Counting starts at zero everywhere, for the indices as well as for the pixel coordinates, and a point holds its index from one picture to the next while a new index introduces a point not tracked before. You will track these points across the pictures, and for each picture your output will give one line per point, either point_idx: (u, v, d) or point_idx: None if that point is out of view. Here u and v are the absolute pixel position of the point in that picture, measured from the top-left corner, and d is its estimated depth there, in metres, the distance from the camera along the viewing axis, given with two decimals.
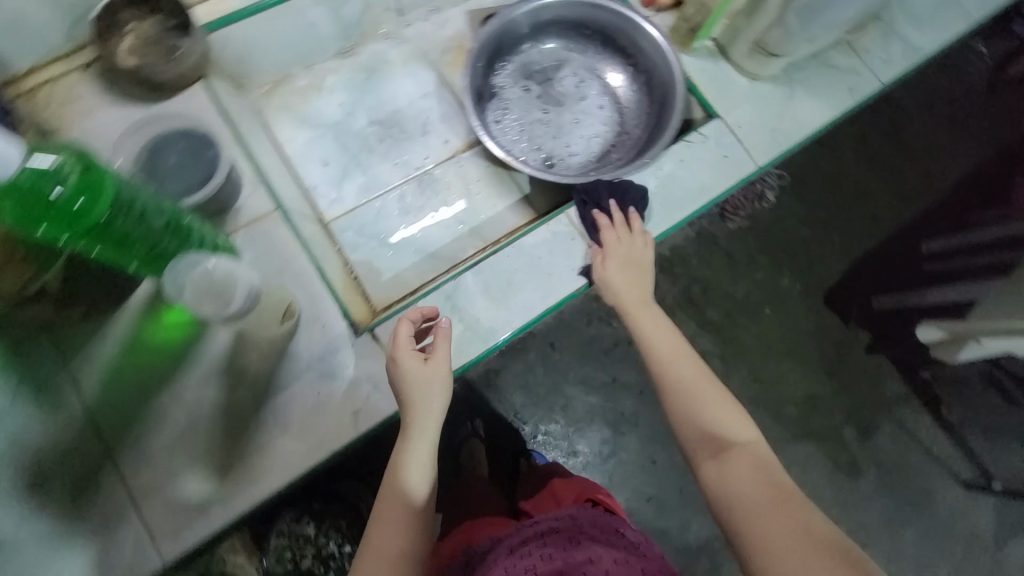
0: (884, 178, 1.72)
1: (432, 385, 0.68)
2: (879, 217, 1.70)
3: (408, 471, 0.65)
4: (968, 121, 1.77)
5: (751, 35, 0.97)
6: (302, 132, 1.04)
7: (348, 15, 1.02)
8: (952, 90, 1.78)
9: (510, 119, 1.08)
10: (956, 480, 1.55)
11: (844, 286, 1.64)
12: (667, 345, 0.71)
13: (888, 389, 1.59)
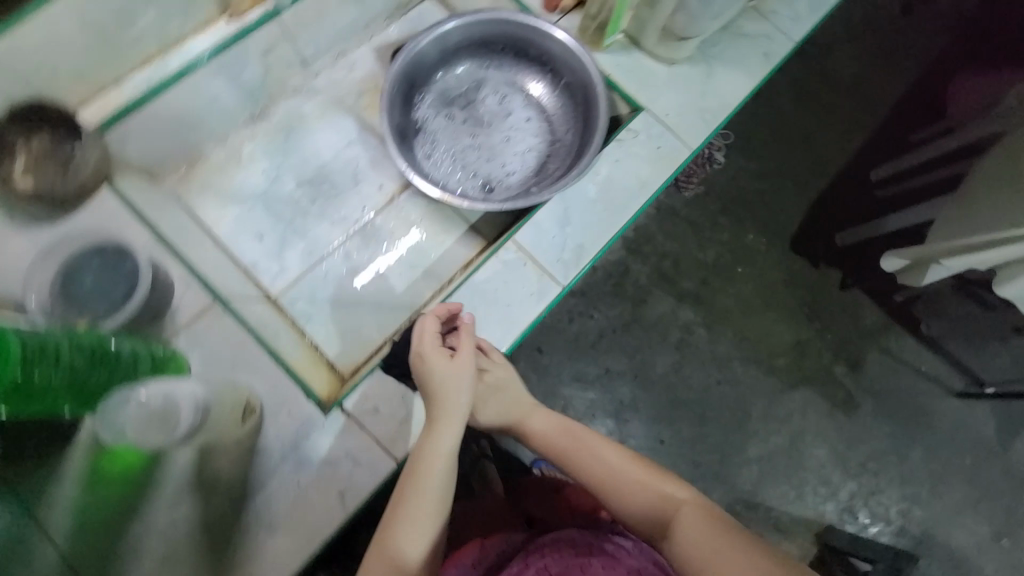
0: (822, 117, 1.76)
1: (460, 379, 0.71)
2: (825, 156, 1.73)
3: (431, 467, 0.66)
4: (894, 45, 1.81)
5: (658, 22, 0.96)
6: (231, 209, 1.00)
7: (250, 78, 0.98)
8: (868, 22, 1.82)
9: (440, 151, 1.06)
10: (951, 393, 1.58)
11: (805, 231, 1.66)
12: (576, 442, 0.72)
13: (869, 320, 1.62)
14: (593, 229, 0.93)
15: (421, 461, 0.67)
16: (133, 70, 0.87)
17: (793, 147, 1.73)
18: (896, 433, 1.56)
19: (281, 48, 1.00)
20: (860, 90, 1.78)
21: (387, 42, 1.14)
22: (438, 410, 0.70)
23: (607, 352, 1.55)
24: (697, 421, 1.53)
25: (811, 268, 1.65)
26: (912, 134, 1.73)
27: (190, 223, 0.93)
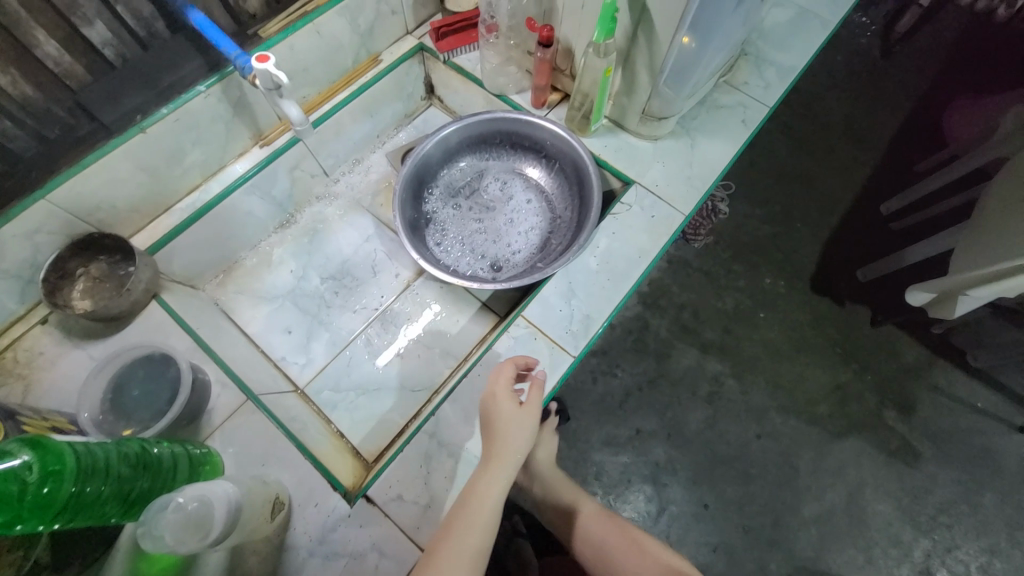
0: (819, 160, 1.81)
1: (523, 428, 0.80)
2: (828, 197, 1.76)
3: (483, 502, 0.74)
4: (879, 85, 1.90)
5: (636, 107, 1.06)
6: (262, 308, 1.09)
7: (279, 191, 1.13)
8: (848, 69, 1.93)
9: (450, 239, 1.15)
10: (1014, 429, 1.47)
11: (823, 272, 1.66)
12: (598, 522, 1.02)
13: (909, 356, 1.56)
14: (598, 300, 0.97)
15: (477, 492, 0.74)
16: (180, 197, 1.02)
17: (796, 191, 1.77)
18: (963, 477, 1.44)
19: (304, 163, 1.15)
20: (853, 130, 1.84)
21: (397, 146, 1.31)
22: (499, 451, 0.78)
23: (637, 411, 1.51)
24: (742, 479, 1.44)
25: (837, 306, 1.62)
26: (912, 166, 1.76)
27: (226, 323, 1.02)
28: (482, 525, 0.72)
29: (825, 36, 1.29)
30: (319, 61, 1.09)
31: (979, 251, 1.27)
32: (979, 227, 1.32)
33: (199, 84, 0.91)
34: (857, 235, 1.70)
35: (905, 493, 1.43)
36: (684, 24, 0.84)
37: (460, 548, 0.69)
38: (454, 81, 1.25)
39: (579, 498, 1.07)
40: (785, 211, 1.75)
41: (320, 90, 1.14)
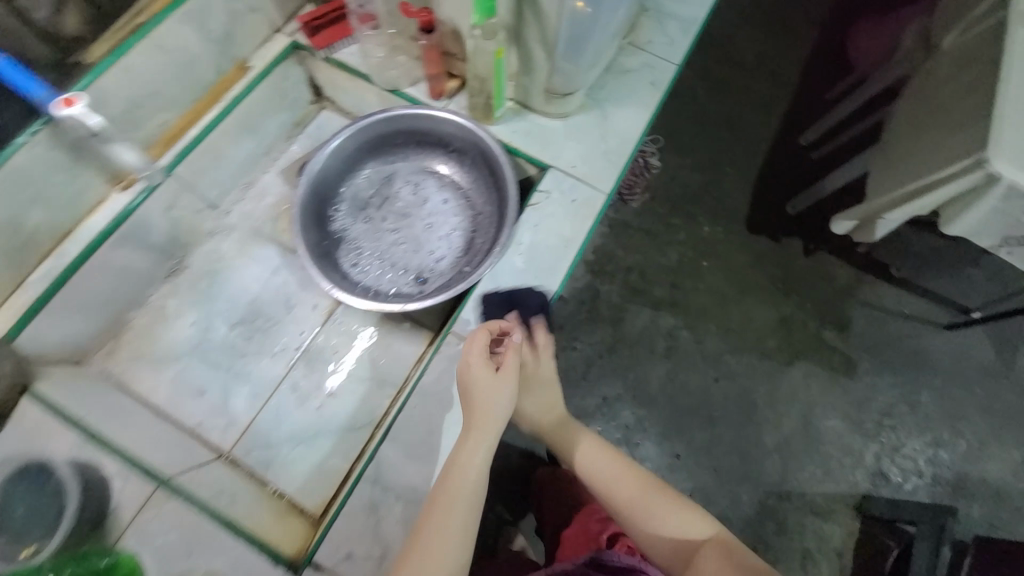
0: (739, 101, 1.81)
1: (500, 395, 0.76)
2: (751, 139, 1.77)
3: (464, 474, 0.71)
4: (785, 18, 1.89)
5: (539, 86, 0.98)
6: (166, 371, 0.97)
7: (159, 236, 0.99)
8: (752, 7, 1.92)
9: (366, 257, 1.06)
10: (941, 328, 1.57)
11: (755, 214, 1.69)
12: (612, 473, 0.83)
13: (841, 279, 1.63)
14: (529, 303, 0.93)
15: (457, 466, 0.72)
16: (33, 268, 0.87)
17: (720, 136, 1.77)
18: (901, 381, 1.54)
19: (183, 199, 1.01)
20: (767, 67, 1.84)
21: (291, 160, 1.17)
22: (477, 420, 0.75)
23: (600, 381, 1.51)
24: (708, 425, 1.49)
25: (773, 243, 1.66)
26: (824, 95, 1.80)
27: (124, 401, 0.91)
28: (460, 503, 0.68)
29: None
30: (171, 80, 0.93)
31: (894, 172, 1.29)
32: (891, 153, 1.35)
33: (20, 134, 0.76)
34: (781, 172, 1.73)
35: (851, 405, 1.52)
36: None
37: (436, 530, 0.66)
38: (340, 80, 1.12)
39: (585, 444, 0.88)
40: (711, 159, 1.75)
41: (182, 112, 0.99)
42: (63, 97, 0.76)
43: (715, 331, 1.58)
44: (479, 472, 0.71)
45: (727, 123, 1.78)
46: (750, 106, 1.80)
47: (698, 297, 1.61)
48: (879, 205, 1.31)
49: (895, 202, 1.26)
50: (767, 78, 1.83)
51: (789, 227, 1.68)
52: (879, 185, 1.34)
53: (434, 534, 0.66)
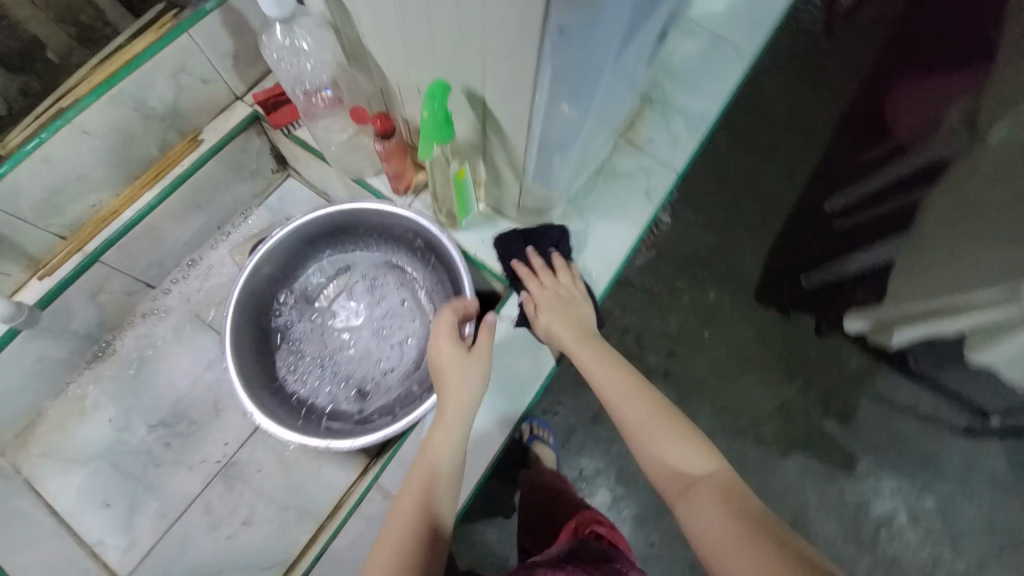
0: (764, 157, 1.61)
1: (472, 375, 0.74)
2: (770, 200, 1.57)
3: (437, 451, 0.69)
4: (820, 70, 1.67)
5: (511, 199, 0.87)
6: (74, 475, 0.90)
7: (81, 322, 0.91)
8: (789, 55, 1.69)
9: (307, 361, 0.96)
10: (956, 432, 1.39)
11: (766, 283, 1.51)
12: (620, 389, 0.72)
13: (853, 365, 1.45)
14: (478, 454, 0.86)
15: (431, 444, 0.69)
16: None
17: (736, 198, 1.58)
18: (908, 489, 1.36)
19: (113, 283, 0.93)
20: (796, 125, 1.63)
21: (246, 235, 1.08)
22: (451, 397, 0.72)
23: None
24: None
25: (779, 317, 1.49)
26: (859, 157, 1.59)
27: (26, 508, 0.85)
28: (430, 488, 0.66)
29: (741, 71, 1.10)
30: (102, 163, 0.85)
31: (916, 277, 1.18)
32: (913, 257, 1.22)
33: None
34: (800, 237, 1.55)
35: (847, 515, 1.35)
36: (536, 111, 0.61)
37: (401, 515, 0.64)
38: (302, 155, 1.02)
39: (600, 355, 0.77)
40: (725, 220, 1.56)
41: (117, 191, 0.90)
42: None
43: (706, 416, 1.42)
44: (452, 452, 0.69)
45: (747, 183, 1.59)
46: (775, 162, 1.60)
47: (691, 373, 1.44)
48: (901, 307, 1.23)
49: (914, 313, 1.18)
50: (801, 131, 1.62)
51: (801, 297, 1.50)
52: (900, 291, 1.25)
53: (400, 521, 0.63)
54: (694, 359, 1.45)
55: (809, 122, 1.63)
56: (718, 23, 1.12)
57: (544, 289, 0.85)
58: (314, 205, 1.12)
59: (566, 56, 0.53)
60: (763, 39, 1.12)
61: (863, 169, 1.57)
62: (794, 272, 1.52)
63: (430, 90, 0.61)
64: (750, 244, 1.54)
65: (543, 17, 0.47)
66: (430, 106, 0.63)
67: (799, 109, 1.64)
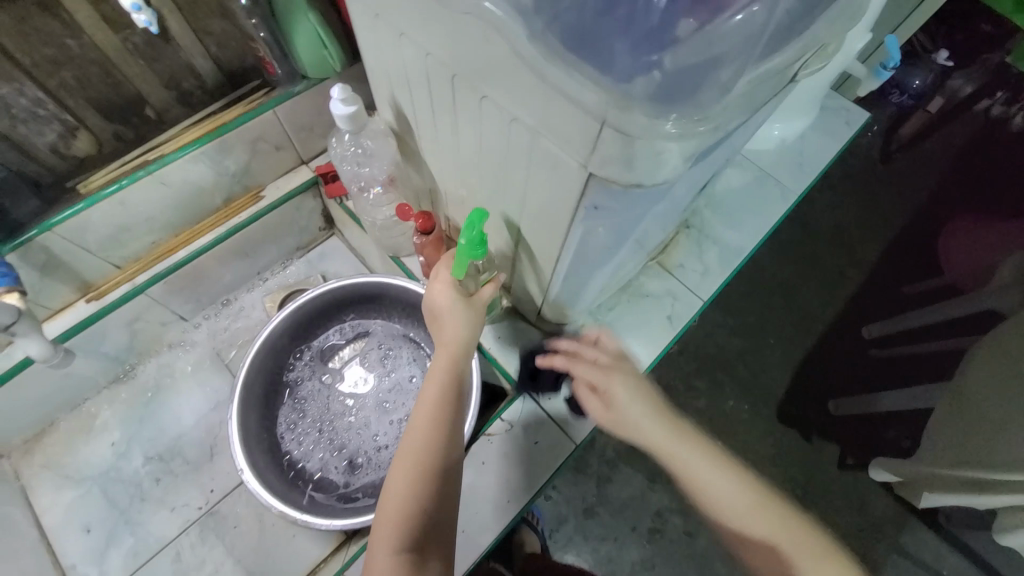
0: (803, 272, 1.55)
1: (477, 310, 0.71)
2: (806, 314, 1.51)
3: (435, 390, 0.67)
4: (874, 198, 1.64)
5: (531, 307, 0.89)
6: (67, 493, 0.94)
7: (114, 346, 0.97)
8: (846, 178, 1.67)
9: (306, 421, 0.98)
10: None
11: (790, 401, 1.43)
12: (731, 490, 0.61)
13: (878, 509, 1.33)
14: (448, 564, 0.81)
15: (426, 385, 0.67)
16: None
17: (767, 306, 1.52)
18: None
19: (150, 313, 0.99)
20: (841, 244, 1.58)
21: (281, 284, 1.15)
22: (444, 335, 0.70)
23: (566, 548, 1.29)
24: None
25: (799, 441, 1.39)
26: (901, 288, 1.53)
27: (15, 518, 0.87)
28: (440, 412, 0.66)
29: (784, 210, 1.11)
30: (170, 210, 0.93)
31: (950, 443, 1.12)
32: (949, 422, 1.15)
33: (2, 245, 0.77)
34: (832, 359, 1.47)
35: None
36: (566, 253, 0.62)
37: (409, 451, 0.64)
38: (348, 222, 1.08)
39: (696, 449, 0.64)
40: (758, 325, 1.50)
41: (176, 232, 0.98)
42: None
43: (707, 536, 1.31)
44: (456, 385, 0.68)
45: (786, 293, 1.53)
46: (817, 277, 1.55)
47: None
48: (925, 472, 1.16)
49: (947, 482, 1.11)
50: (848, 251, 1.57)
51: (824, 423, 1.41)
52: (930, 454, 1.17)
53: (411, 454, 0.63)
54: None
55: (857, 245, 1.58)
56: (766, 159, 1.15)
57: (601, 372, 0.71)
58: (350, 264, 1.18)
59: (597, 225, 0.54)
60: (809, 184, 1.13)
61: (905, 304, 1.50)
62: (822, 395, 1.44)
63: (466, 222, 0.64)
64: (778, 356, 1.47)
65: (579, 196, 0.49)
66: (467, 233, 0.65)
67: (849, 230, 1.60)
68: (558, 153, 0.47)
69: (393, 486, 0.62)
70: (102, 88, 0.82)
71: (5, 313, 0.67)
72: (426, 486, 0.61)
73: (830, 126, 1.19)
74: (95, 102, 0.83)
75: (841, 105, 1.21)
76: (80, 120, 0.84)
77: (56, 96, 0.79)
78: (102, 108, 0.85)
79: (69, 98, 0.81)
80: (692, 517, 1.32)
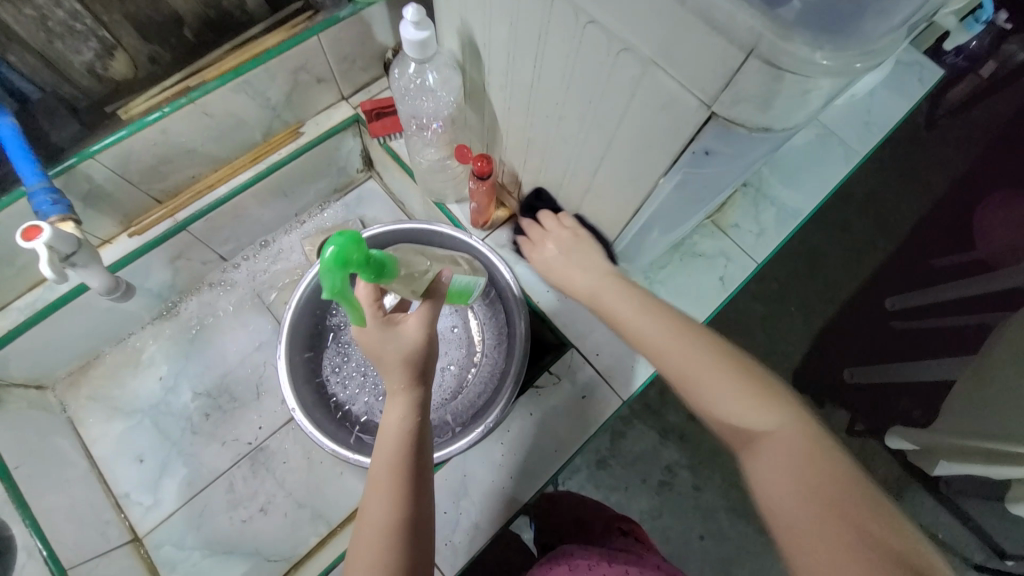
0: (842, 238, 1.51)
1: (408, 345, 0.63)
2: (839, 282, 1.48)
3: (389, 439, 0.62)
4: (921, 165, 1.56)
5: None
6: (116, 422, 0.96)
7: (156, 283, 0.96)
8: (896, 142, 1.59)
9: (351, 366, 0.98)
10: (970, 564, 1.30)
11: (815, 366, 1.42)
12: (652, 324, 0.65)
13: (882, 472, 1.36)
14: (495, 507, 0.83)
15: (380, 434, 0.63)
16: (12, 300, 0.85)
17: (798, 273, 1.49)
18: None
19: (191, 251, 0.97)
20: (884, 211, 1.52)
21: (319, 227, 1.12)
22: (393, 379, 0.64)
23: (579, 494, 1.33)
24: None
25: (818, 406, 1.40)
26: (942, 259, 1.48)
27: (65, 447, 0.90)
28: (394, 484, 0.59)
29: (846, 171, 1.05)
30: (210, 141, 0.89)
31: (969, 413, 1.13)
32: (972, 395, 1.14)
33: (49, 169, 0.74)
34: (866, 328, 1.45)
35: None
36: (648, 206, 0.59)
37: (371, 511, 0.58)
38: (390, 164, 1.03)
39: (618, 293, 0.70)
40: (791, 291, 1.47)
41: (216, 167, 0.94)
42: (26, 227, 0.63)
43: (725, 489, 1.34)
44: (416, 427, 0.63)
45: (824, 259, 1.49)
46: (856, 244, 1.50)
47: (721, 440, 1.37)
48: (944, 440, 1.16)
49: (961, 452, 1.11)
50: (891, 218, 1.52)
51: (851, 389, 1.41)
52: (950, 421, 1.19)
53: (374, 515, 0.58)
54: None
55: (901, 212, 1.52)
56: (831, 115, 1.08)
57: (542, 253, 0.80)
58: (388, 210, 1.14)
59: (697, 172, 0.51)
60: (875, 143, 1.07)
61: (942, 277, 1.46)
62: (850, 360, 1.43)
63: (322, 270, 0.50)
64: (809, 322, 1.45)
65: (689, 141, 0.45)
66: (336, 276, 0.51)
67: (896, 197, 1.53)
68: (673, 90, 0.43)
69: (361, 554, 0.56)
70: (141, 2, 0.77)
71: (67, 242, 0.66)
72: (397, 543, 0.56)
73: (903, 82, 1.11)
74: (134, 19, 0.78)
75: (915, 59, 1.12)
76: (116, 39, 0.78)
77: (92, 10, 0.73)
78: (140, 27, 0.79)
79: (105, 13, 0.75)
80: (708, 473, 1.35)
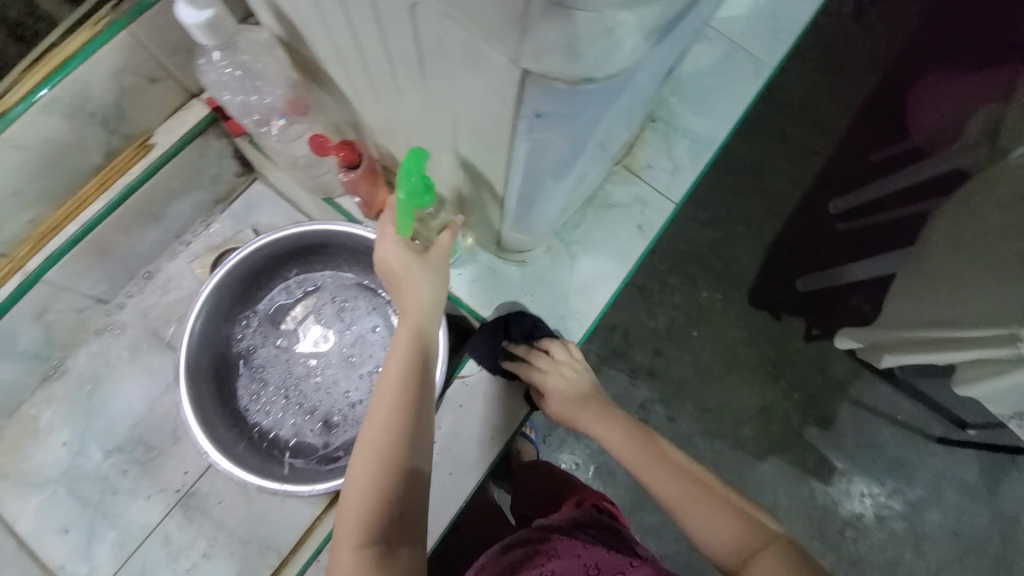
0: (777, 152, 1.47)
1: (428, 268, 0.65)
2: (777, 198, 1.45)
3: (399, 358, 0.61)
4: (846, 61, 1.51)
5: (489, 238, 0.81)
6: (30, 497, 0.88)
7: (27, 344, 0.86)
8: (820, 40, 1.52)
9: (270, 390, 0.92)
10: (929, 438, 1.37)
11: (764, 286, 1.41)
12: (637, 450, 0.66)
13: (837, 372, 1.40)
14: (440, 504, 0.81)
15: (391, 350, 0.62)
16: None
17: (735, 196, 1.45)
18: (880, 492, 1.35)
19: (59, 301, 0.86)
20: (813, 116, 1.48)
21: (209, 243, 1.01)
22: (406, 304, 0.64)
23: (559, 449, 1.32)
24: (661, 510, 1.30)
25: (772, 321, 1.41)
26: (870, 155, 1.46)
27: None
28: (398, 402, 0.58)
29: (758, 88, 0.99)
30: (36, 178, 0.76)
31: (906, 306, 1.14)
32: (911, 285, 1.15)
33: None
34: (812, 236, 1.43)
35: (814, 524, 1.34)
36: (515, 176, 0.53)
37: (374, 423, 0.58)
38: (266, 162, 0.92)
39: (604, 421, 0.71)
40: (731, 216, 1.44)
41: (56, 204, 0.82)
42: None
43: (693, 419, 1.37)
44: (427, 350, 0.63)
45: (759, 177, 1.46)
46: (789, 154, 1.47)
47: (685, 369, 1.37)
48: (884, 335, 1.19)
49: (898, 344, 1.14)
50: (822, 122, 1.48)
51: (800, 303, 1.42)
52: (890, 316, 1.21)
53: (377, 428, 0.57)
54: (682, 363, 1.38)
55: (830, 114, 1.48)
56: (734, 28, 1.00)
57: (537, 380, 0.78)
58: (282, 211, 1.03)
59: (544, 135, 0.44)
60: (784, 55, 0.99)
61: (875, 174, 1.45)
62: (796, 271, 1.42)
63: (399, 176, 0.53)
64: (753, 244, 1.43)
65: (517, 103, 0.39)
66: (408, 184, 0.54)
67: (823, 100, 1.49)
68: (480, 49, 0.36)
69: (360, 464, 0.56)
70: None
71: None
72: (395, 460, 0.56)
73: None
74: None
75: None
76: None
77: None
78: None
79: None
80: (674, 407, 1.36)
